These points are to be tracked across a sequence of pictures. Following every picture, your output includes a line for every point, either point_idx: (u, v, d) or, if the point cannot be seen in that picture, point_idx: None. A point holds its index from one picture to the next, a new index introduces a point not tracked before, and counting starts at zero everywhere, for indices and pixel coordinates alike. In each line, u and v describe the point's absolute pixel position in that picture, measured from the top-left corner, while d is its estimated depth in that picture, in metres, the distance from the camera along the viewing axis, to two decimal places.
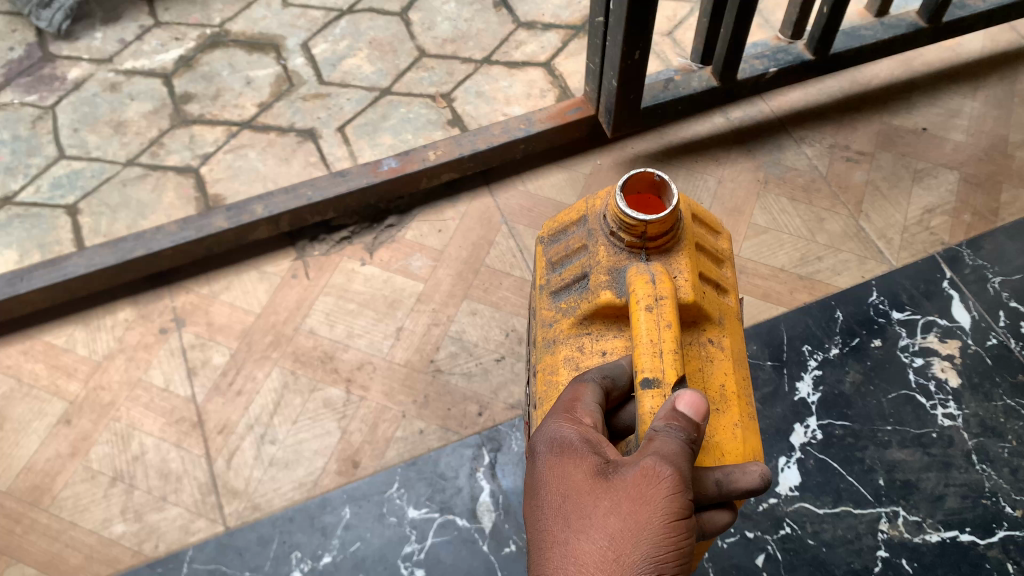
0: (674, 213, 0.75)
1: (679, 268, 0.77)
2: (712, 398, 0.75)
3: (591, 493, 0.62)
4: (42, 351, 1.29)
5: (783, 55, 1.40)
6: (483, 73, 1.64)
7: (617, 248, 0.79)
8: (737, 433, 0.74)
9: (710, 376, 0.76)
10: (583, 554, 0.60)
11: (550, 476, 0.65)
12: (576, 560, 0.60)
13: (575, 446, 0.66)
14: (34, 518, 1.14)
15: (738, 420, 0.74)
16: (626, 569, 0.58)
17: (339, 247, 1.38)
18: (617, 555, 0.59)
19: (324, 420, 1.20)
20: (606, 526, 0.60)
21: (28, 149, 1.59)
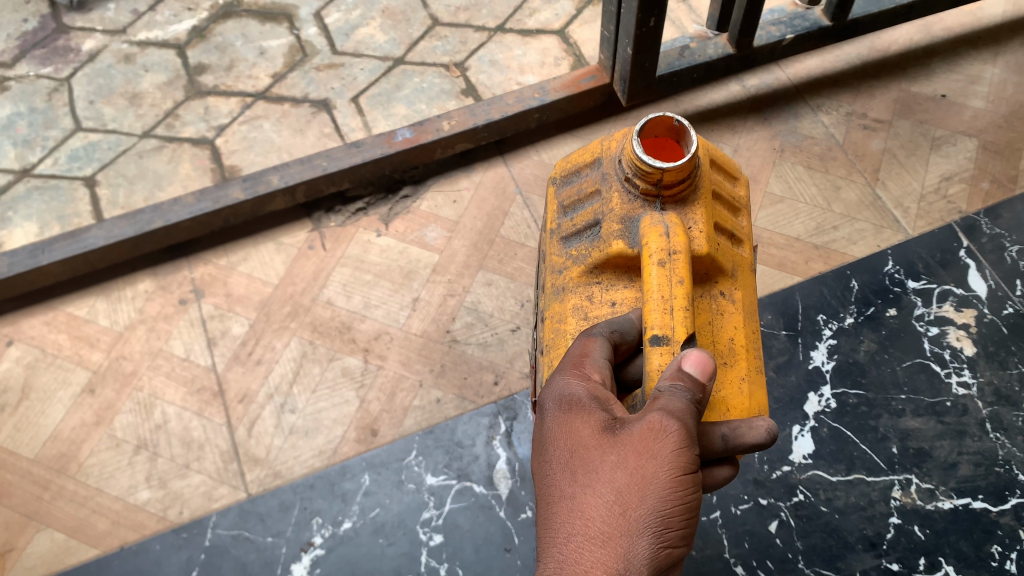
0: (692, 162, 0.75)
1: (694, 218, 0.77)
2: (720, 352, 0.76)
3: (598, 448, 0.64)
4: (64, 322, 1.31)
5: (800, 21, 1.39)
6: (497, 42, 1.63)
7: (630, 195, 0.79)
8: (743, 388, 0.75)
9: (720, 330, 0.77)
10: (590, 508, 0.61)
11: (558, 433, 0.67)
12: (583, 513, 0.61)
13: (584, 403, 0.67)
14: (61, 485, 1.17)
15: (745, 374, 0.76)
16: (632, 522, 0.59)
17: (355, 218, 1.38)
18: (623, 508, 0.60)
19: (343, 389, 1.21)
20: (613, 480, 0.61)
21: (44, 121, 1.60)
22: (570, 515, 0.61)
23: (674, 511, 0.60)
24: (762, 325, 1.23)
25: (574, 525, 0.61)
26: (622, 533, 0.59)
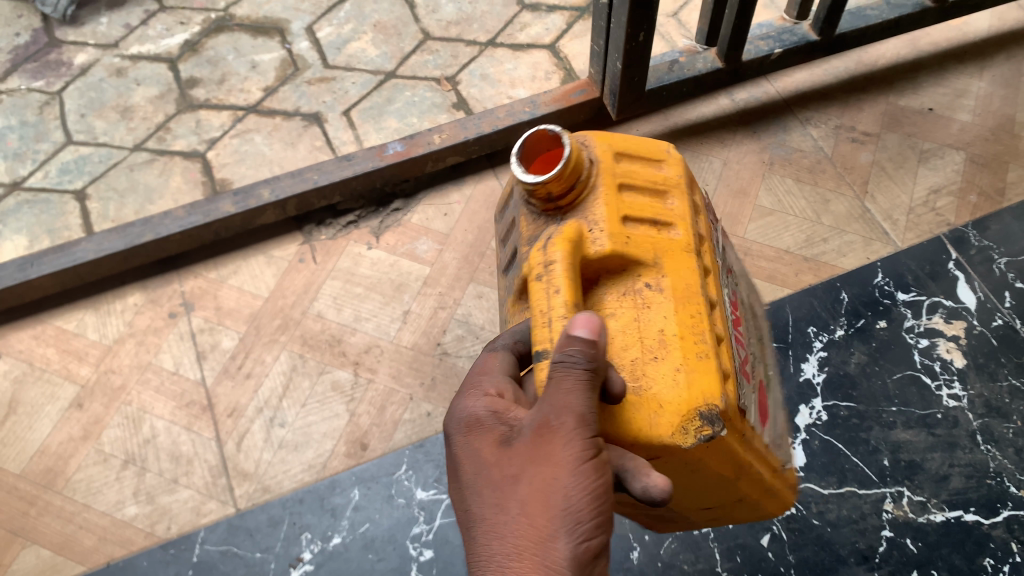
0: (564, 167, 0.67)
1: (592, 217, 0.69)
2: (647, 348, 0.66)
3: (499, 462, 0.63)
4: (53, 336, 1.30)
5: (789, 36, 1.40)
6: (488, 56, 1.64)
7: (533, 214, 0.74)
8: (680, 384, 0.64)
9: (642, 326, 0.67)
10: (502, 529, 0.60)
11: (462, 455, 0.66)
12: (496, 532, 0.60)
13: (483, 421, 0.66)
14: (48, 500, 1.16)
15: (679, 364, 0.65)
16: (543, 530, 0.58)
17: (345, 231, 1.38)
18: (531, 513, 0.59)
19: (333, 403, 1.21)
20: (518, 494, 0.60)
21: (35, 134, 1.60)
22: (484, 539, 0.60)
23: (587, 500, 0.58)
24: None
25: (490, 550, 0.60)
26: (535, 543, 0.58)
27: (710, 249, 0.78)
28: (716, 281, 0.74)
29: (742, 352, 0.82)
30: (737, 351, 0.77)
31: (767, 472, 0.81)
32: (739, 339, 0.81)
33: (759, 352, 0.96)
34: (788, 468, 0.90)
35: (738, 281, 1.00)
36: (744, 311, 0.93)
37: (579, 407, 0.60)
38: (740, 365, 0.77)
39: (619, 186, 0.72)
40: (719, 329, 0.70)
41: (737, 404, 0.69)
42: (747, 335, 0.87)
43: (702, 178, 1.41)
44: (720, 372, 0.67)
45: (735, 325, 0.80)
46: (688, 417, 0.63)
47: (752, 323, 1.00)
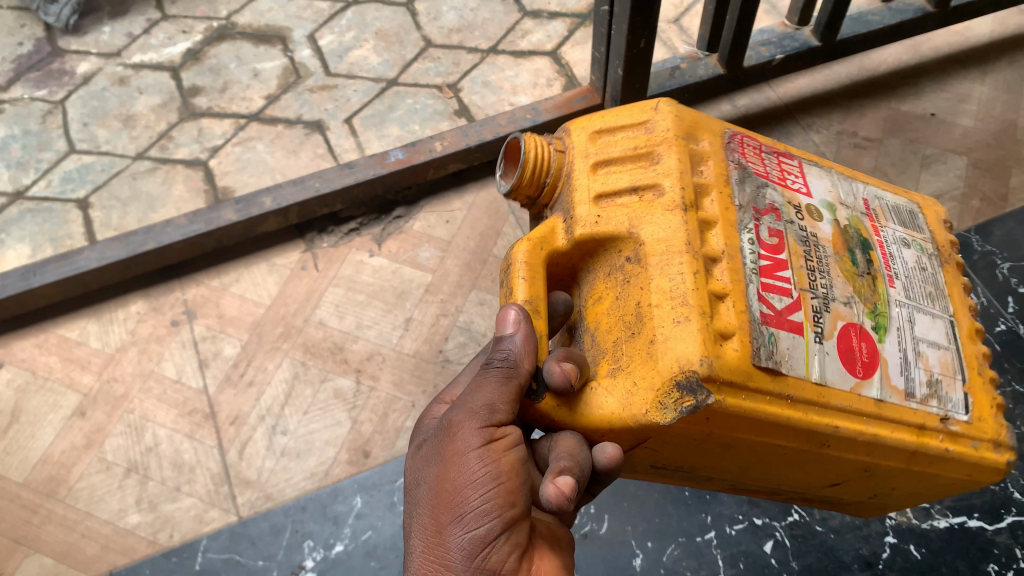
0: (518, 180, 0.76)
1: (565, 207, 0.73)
2: (624, 327, 0.66)
3: (420, 461, 0.69)
4: (56, 344, 1.30)
5: (790, 42, 1.40)
6: (489, 63, 1.64)
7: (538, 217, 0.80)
8: (652, 353, 0.62)
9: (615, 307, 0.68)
10: (414, 524, 0.65)
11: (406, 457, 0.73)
12: (409, 528, 0.66)
13: (427, 429, 0.74)
14: (50, 509, 1.16)
15: (649, 337, 0.63)
16: (442, 522, 0.63)
17: (347, 239, 1.38)
18: (430, 504, 0.64)
19: (335, 410, 1.21)
20: (425, 491, 0.66)
21: (38, 143, 1.60)
22: (405, 531, 0.66)
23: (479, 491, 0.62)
24: None
25: (406, 544, 0.65)
26: (436, 535, 0.63)
27: (734, 186, 0.71)
28: (729, 226, 0.68)
29: (822, 291, 0.69)
30: (794, 297, 0.67)
31: (888, 432, 0.70)
32: (812, 280, 0.69)
33: (898, 279, 0.77)
34: (946, 424, 0.74)
35: (875, 198, 0.83)
36: (858, 233, 0.77)
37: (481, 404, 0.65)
38: (795, 312, 0.67)
39: (591, 164, 0.73)
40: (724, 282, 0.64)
41: (753, 366, 0.62)
42: (849, 278, 0.72)
43: None
44: (709, 333, 0.61)
45: (793, 263, 0.69)
46: (663, 391, 0.61)
47: (906, 243, 0.81)
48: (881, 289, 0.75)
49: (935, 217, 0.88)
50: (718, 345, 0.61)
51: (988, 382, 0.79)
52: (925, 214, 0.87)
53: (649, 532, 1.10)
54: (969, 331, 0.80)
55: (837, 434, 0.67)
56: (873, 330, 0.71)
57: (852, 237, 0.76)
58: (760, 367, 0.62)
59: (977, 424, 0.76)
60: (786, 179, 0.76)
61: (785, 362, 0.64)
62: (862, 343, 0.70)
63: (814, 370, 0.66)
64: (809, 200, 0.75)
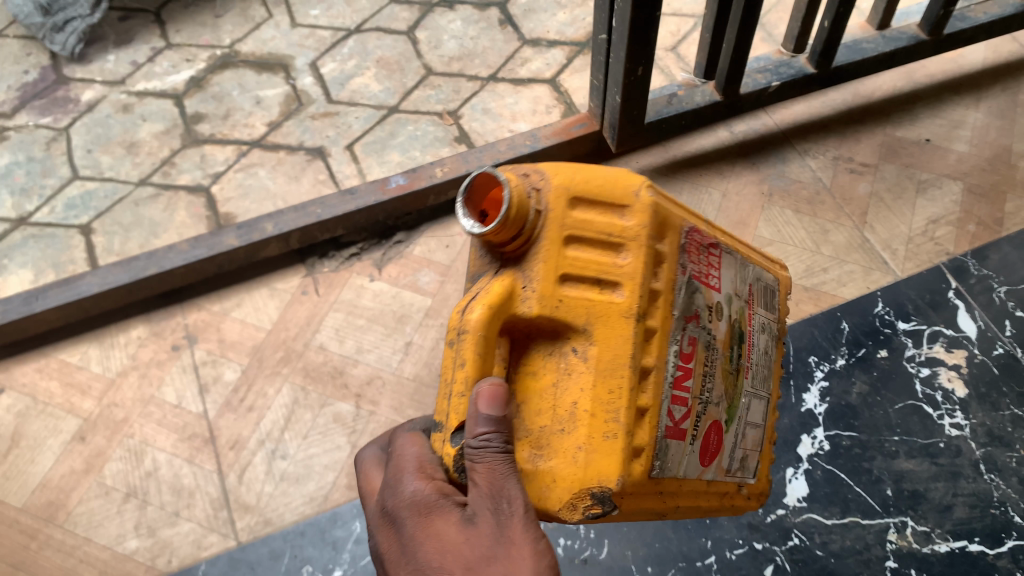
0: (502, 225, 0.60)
1: (533, 276, 0.64)
2: (557, 419, 0.65)
3: (470, 547, 0.62)
4: (57, 369, 1.31)
5: (786, 69, 1.42)
6: (489, 90, 1.66)
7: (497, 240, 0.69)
8: (578, 457, 0.64)
9: (540, 384, 0.66)
10: None
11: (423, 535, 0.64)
12: None
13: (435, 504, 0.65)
14: (49, 534, 1.15)
15: (582, 442, 0.64)
16: None
17: (348, 263, 1.39)
18: None
19: (334, 435, 1.21)
20: None
21: (42, 170, 1.62)
22: None
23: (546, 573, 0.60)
24: None
25: None
26: None
27: (677, 293, 0.71)
28: (663, 349, 0.69)
29: (706, 395, 0.76)
30: (685, 408, 0.73)
31: (700, 501, 0.81)
32: (703, 387, 0.76)
33: (752, 369, 0.86)
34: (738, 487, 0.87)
35: (756, 279, 0.87)
36: (740, 326, 0.83)
37: (517, 484, 0.62)
38: (683, 420, 0.73)
39: (564, 238, 0.65)
40: (646, 401, 0.68)
41: (647, 478, 0.68)
42: (726, 378, 0.80)
43: (702, 209, 1.42)
44: (630, 453, 0.66)
45: (696, 373, 0.74)
46: (580, 497, 0.64)
47: (761, 330, 0.88)
48: (737, 385, 0.82)
49: (785, 290, 0.96)
50: (631, 463, 0.66)
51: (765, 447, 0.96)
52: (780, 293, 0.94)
53: (648, 557, 1.09)
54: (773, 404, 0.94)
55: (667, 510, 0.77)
56: (725, 420, 0.80)
57: (735, 333, 0.82)
58: (650, 478, 0.69)
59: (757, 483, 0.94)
60: (711, 274, 0.77)
61: (667, 468, 0.71)
62: (714, 435, 0.79)
63: (682, 469, 0.73)
64: (720, 297, 0.78)
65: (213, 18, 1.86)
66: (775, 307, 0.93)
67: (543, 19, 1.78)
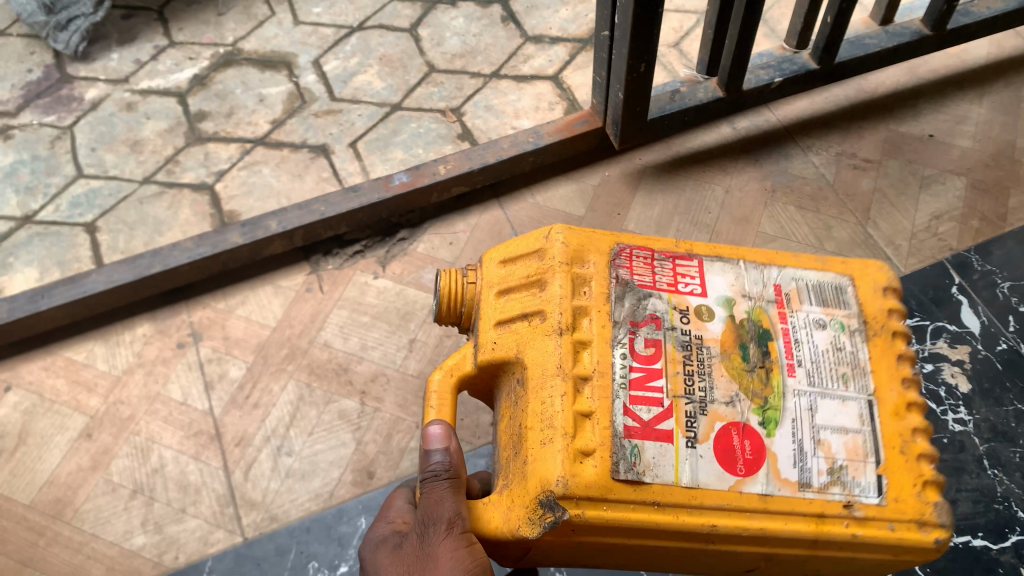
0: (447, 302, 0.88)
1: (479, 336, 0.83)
2: (514, 445, 0.76)
3: (405, 559, 0.77)
4: (63, 366, 1.31)
5: (789, 65, 1.42)
6: (492, 87, 1.66)
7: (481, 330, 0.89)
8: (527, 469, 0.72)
9: (506, 420, 0.80)
10: None
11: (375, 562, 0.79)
12: None
13: (386, 537, 0.80)
14: (56, 531, 1.16)
15: (525, 454, 0.73)
16: None
17: (352, 261, 1.40)
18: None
19: (339, 432, 1.21)
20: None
21: (47, 168, 1.62)
22: None
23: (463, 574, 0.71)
24: None
25: None
26: None
27: (612, 304, 0.79)
28: (607, 357, 0.76)
29: (698, 393, 0.76)
30: (663, 407, 0.75)
31: (779, 525, 0.72)
32: (688, 386, 0.76)
33: (800, 366, 0.80)
34: (851, 510, 0.73)
35: (791, 280, 0.85)
36: (756, 325, 0.82)
37: (450, 506, 0.76)
38: (665, 421, 0.74)
39: (496, 298, 0.83)
40: (588, 405, 0.73)
41: (612, 479, 0.70)
42: (735, 376, 0.78)
43: (704, 206, 1.42)
44: (571, 452, 0.71)
45: (668, 371, 0.76)
46: (532, 501, 0.71)
47: (815, 327, 0.82)
48: (771, 386, 0.78)
49: (870, 281, 0.86)
50: (577, 463, 0.70)
51: (919, 459, 0.76)
52: (858, 285, 0.86)
53: None
54: (899, 406, 0.79)
55: (713, 534, 0.72)
56: (760, 425, 0.76)
57: (747, 332, 0.81)
58: (618, 481, 0.70)
59: (894, 502, 0.74)
60: (679, 286, 0.83)
61: (649, 471, 0.71)
62: (745, 440, 0.75)
63: (682, 474, 0.72)
64: (701, 301, 0.82)
65: (215, 16, 1.87)
66: (841, 297, 0.85)
67: (545, 16, 1.78)
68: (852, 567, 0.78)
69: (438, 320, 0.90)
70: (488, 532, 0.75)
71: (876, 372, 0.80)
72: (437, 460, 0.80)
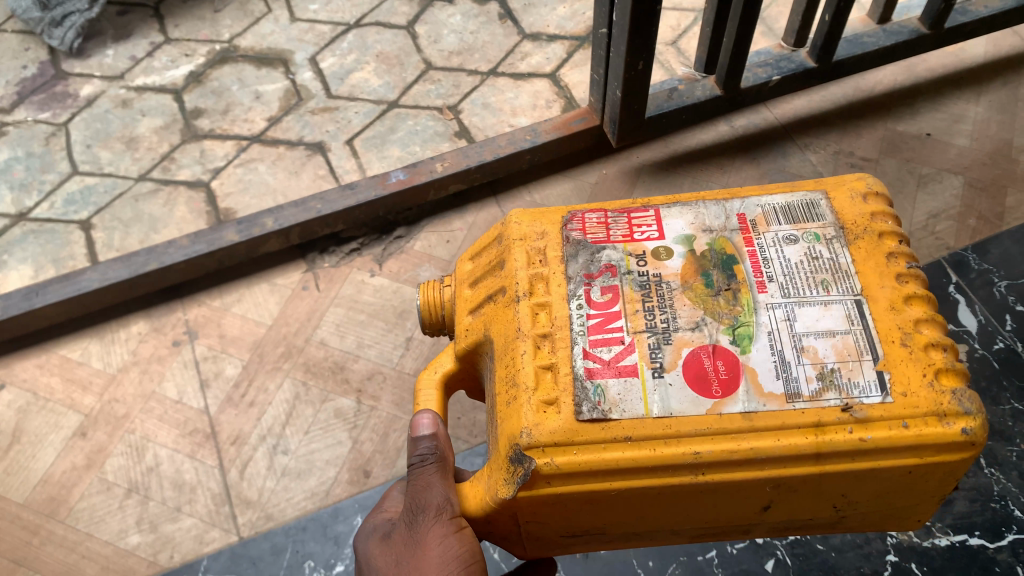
0: (425, 311, 0.87)
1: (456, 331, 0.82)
2: (493, 418, 0.74)
3: (397, 547, 0.76)
4: (57, 364, 1.30)
5: (787, 63, 1.41)
6: (489, 85, 1.66)
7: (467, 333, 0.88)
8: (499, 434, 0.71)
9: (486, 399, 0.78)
10: None
11: (369, 551, 0.79)
12: None
13: (381, 527, 0.81)
14: (51, 530, 1.15)
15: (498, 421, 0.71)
16: None
17: (349, 259, 1.39)
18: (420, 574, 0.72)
19: (335, 430, 1.21)
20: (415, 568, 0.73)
21: (42, 165, 1.61)
22: None
23: (452, 565, 0.71)
24: None
25: None
26: None
27: (566, 262, 0.77)
28: (566, 315, 0.74)
29: (660, 325, 0.72)
30: (624, 345, 0.71)
31: (771, 444, 0.66)
32: (650, 320, 0.73)
33: (772, 281, 0.74)
34: (849, 413, 0.66)
35: (756, 206, 0.80)
36: (719, 253, 0.77)
37: (437, 492, 0.76)
38: (627, 357, 0.71)
39: (469, 291, 0.83)
40: (550, 358, 0.71)
41: (577, 422, 0.68)
42: (698, 302, 0.73)
43: None
44: (534, 406, 0.69)
45: (627, 310, 0.73)
46: (506, 462, 0.69)
47: (791, 242, 0.77)
48: (746, 305, 0.73)
49: (846, 191, 0.80)
50: (542, 414, 0.68)
51: (927, 350, 0.68)
52: (832, 198, 0.80)
53: (649, 552, 1.09)
54: (894, 301, 0.71)
55: (699, 463, 0.66)
56: (732, 344, 0.71)
57: (710, 260, 0.76)
58: (583, 422, 0.68)
59: (899, 397, 0.66)
60: (635, 232, 0.80)
61: (615, 407, 0.68)
62: (717, 362, 0.70)
63: (653, 406, 0.68)
64: (658, 243, 0.78)
65: (211, 13, 1.86)
66: (813, 207, 0.79)
67: (543, 14, 1.78)
68: (889, 484, 0.69)
69: (422, 330, 0.89)
70: (474, 509, 0.73)
71: (862, 273, 0.73)
72: (425, 445, 0.79)
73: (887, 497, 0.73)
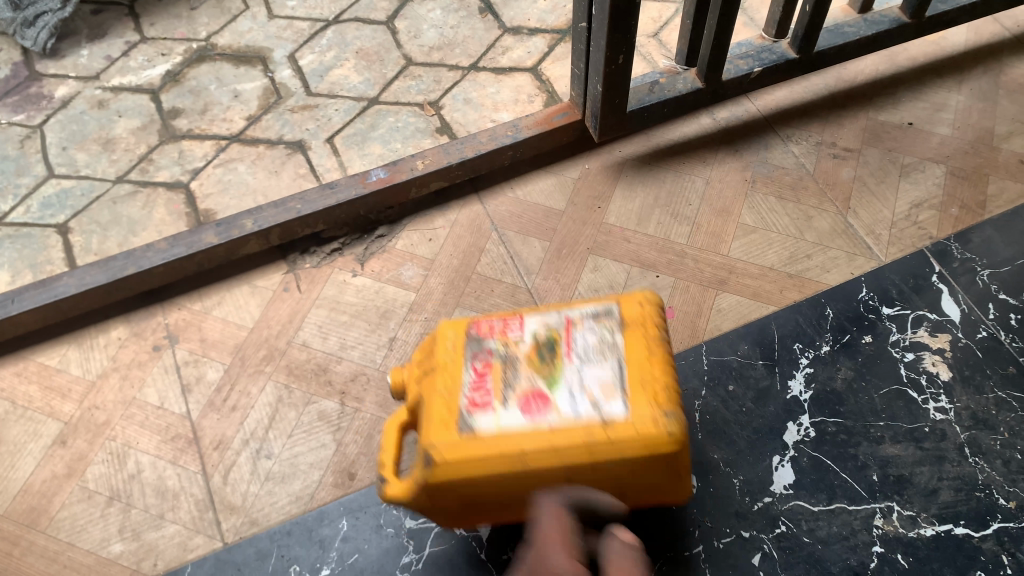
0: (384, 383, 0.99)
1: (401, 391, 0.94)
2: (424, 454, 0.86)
3: None
4: (35, 372, 1.28)
5: (768, 54, 1.41)
6: (470, 80, 1.64)
7: None
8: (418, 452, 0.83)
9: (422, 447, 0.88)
10: None
11: None
12: None
13: None
14: (31, 540, 1.13)
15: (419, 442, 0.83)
16: None
17: (330, 259, 1.38)
18: None
19: (319, 433, 1.20)
20: None
21: (17, 168, 1.59)
22: None
23: None
24: (739, 356, 1.23)
25: None
26: None
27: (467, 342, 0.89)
28: (453, 381, 0.85)
29: (515, 378, 0.84)
30: (491, 387, 0.84)
31: (552, 442, 0.80)
32: (509, 374, 0.85)
33: (575, 351, 0.86)
34: (604, 421, 0.80)
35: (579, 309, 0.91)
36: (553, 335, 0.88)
37: None
38: (490, 393, 0.83)
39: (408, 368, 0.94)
40: (449, 399, 0.84)
41: (459, 434, 0.81)
42: (534, 365, 0.85)
43: (685, 197, 1.41)
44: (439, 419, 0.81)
45: (495, 371, 0.85)
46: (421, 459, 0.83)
47: (598, 321, 0.89)
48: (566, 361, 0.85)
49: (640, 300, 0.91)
50: (439, 430, 0.82)
51: (660, 391, 0.82)
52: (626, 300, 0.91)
53: (636, 548, 1.08)
54: (646, 356, 0.85)
55: (527, 456, 0.80)
56: (546, 384, 0.83)
57: (546, 338, 0.88)
58: (463, 434, 0.81)
59: (638, 415, 0.80)
60: (506, 331, 0.89)
61: (479, 426, 0.81)
62: (540, 394, 0.83)
63: (499, 421, 0.81)
64: (518, 334, 0.89)
65: (188, 10, 1.84)
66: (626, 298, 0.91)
67: (524, 7, 1.77)
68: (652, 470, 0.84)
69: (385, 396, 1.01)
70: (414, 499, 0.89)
71: (626, 340, 0.86)
72: None
73: (665, 473, 0.86)
